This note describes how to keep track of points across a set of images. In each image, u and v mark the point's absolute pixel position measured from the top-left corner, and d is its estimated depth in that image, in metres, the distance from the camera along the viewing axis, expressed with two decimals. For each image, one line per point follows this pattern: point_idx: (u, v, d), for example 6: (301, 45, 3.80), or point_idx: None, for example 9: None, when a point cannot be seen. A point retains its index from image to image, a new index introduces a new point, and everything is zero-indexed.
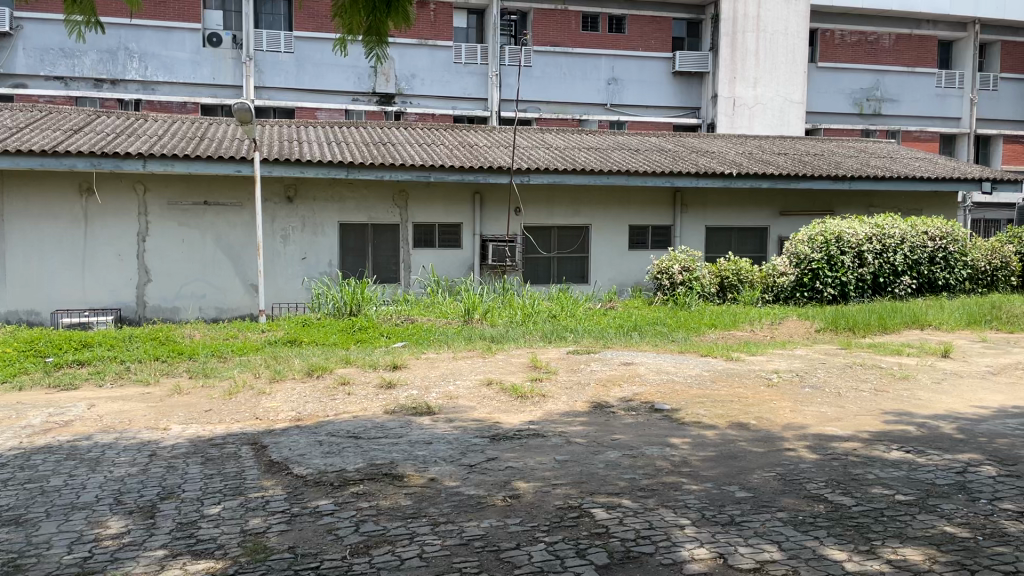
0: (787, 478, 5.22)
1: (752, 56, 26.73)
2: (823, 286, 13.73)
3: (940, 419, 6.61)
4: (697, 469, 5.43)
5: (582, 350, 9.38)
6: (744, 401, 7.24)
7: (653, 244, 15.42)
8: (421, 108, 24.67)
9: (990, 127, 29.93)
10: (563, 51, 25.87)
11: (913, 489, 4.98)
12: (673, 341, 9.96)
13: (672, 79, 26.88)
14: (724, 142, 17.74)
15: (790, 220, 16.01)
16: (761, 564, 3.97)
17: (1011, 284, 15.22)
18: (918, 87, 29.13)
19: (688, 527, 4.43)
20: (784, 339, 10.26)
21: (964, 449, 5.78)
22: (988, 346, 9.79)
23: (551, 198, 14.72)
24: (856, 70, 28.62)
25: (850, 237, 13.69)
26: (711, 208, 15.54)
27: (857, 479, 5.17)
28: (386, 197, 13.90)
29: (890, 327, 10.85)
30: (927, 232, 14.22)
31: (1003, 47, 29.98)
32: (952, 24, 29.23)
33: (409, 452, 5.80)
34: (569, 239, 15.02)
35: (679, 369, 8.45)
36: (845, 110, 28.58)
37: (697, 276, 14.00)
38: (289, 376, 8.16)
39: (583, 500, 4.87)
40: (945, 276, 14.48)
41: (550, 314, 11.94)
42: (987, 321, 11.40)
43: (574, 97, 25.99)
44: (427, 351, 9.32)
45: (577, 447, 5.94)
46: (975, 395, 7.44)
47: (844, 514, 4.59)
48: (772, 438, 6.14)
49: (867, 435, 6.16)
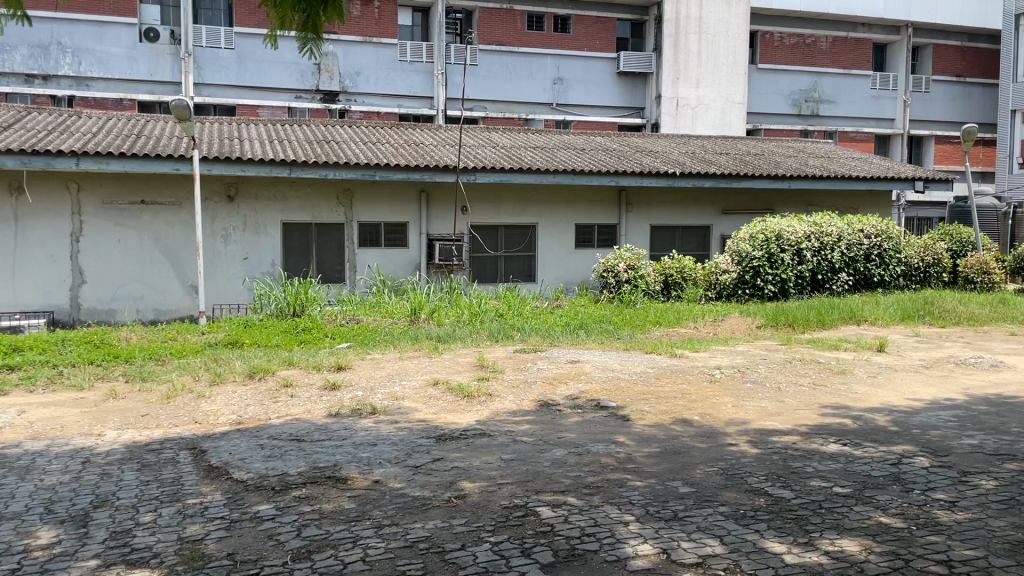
0: (729, 473, 5.30)
1: (695, 57, 27.13)
2: (764, 283, 13.99)
3: (876, 412, 6.79)
4: (642, 466, 5.48)
5: (528, 349, 9.37)
6: (688, 397, 7.32)
7: (599, 242, 15.54)
8: (366, 106, 24.44)
9: (923, 127, 30.89)
10: (508, 50, 25.88)
11: (850, 481, 5.10)
12: (619, 339, 10.05)
13: (617, 79, 27.08)
14: (667, 142, 17.94)
15: (732, 218, 16.29)
16: (703, 558, 4.01)
17: (943, 279, 15.74)
18: (854, 88, 29.92)
19: (633, 523, 4.46)
20: (726, 335, 10.42)
21: (898, 441, 5.95)
22: (921, 341, 10.11)
23: (498, 196, 14.71)
24: (795, 72, 29.23)
25: (790, 235, 14.01)
26: (656, 207, 15.71)
27: (796, 472, 5.27)
28: (330, 196, 13.72)
29: (828, 323, 11.12)
30: (863, 229, 14.64)
31: (935, 50, 30.94)
32: (885, 27, 30.12)
33: (353, 454, 5.73)
34: (516, 238, 15.02)
35: (624, 366, 8.51)
36: (785, 111, 29.16)
37: (642, 274, 14.11)
38: (229, 378, 8.00)
39: (529, 499, 4.86)
40: (880, 272, 14.88)
41: (497, 314, 11.87)
42: (920, 316, 11.74)
43: (520, 96, 26.03)
44: (373, 351, 9.24)
45: (522, 446, 5.94)
46: (909, 389, 7.66)
47: (784, 507, 4.67)
48: (715, 433, 6.22)
49: (806, 429, 6.29)
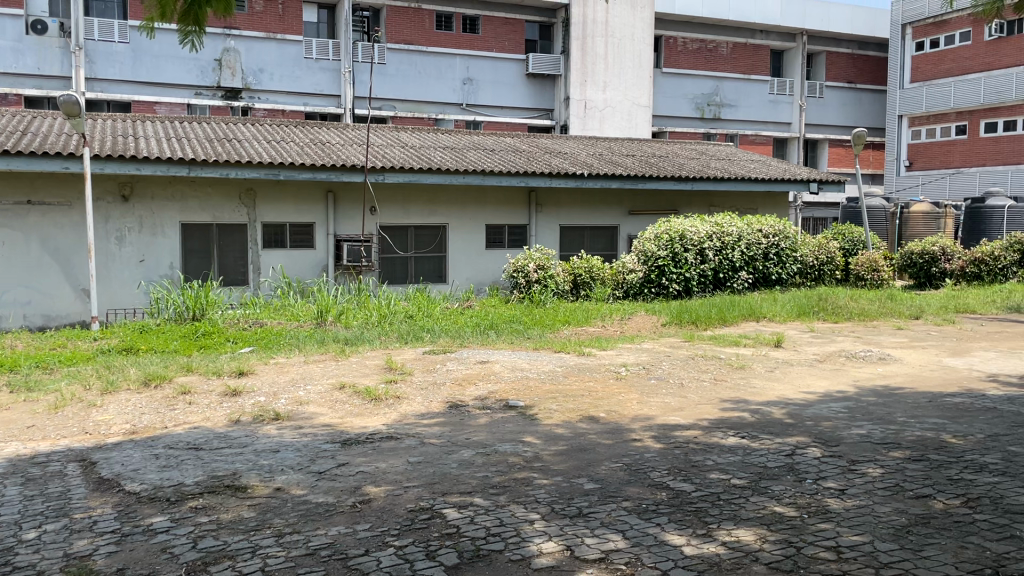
0: (633, 468, 5.39)
1: (602, 60, 27.59)
2: (669, 281, 14.33)
3: (773, 405, 7.04)
4: (548, 464, 5.51)
5: (438, 350, 9.33)
6: (594, 394, 7.44)
7: (509, 243, 15.61)
8: (270, 103, 23.94)
9: (817, 132, 32.33)
10: (416, 50, 25.71)
11: (747, 472, 5.27)
12: (529, 338, 10.12)
13: (526, 81, 27.28)
14: (575, 143, 18.17)
15: (639, 219, 16.62)
16: (606, 553, 4.06)
17: (836, 277, 16.49)
18: (753, 93, 31.03)
19: (538, 522, 4.48)
20: (633, 334, 10.62)
21: (793, 433, 6.19)
22: (815, 336, 10.55)
23: (407, 197, 14.58)
24: (697, 76, 30.09)
25: (692, 235, 14.39)
26: (564, 207, 15.89)
27: (696, 466, 5.41)
28: (232, 196, 13.32)
29: (729, 319, 11.50)
30: (761, 229, 15.18)
31: (828, 57, 32.35)
32: (782, 34, 31.31)
33: (253, 461, 5.58)
34: (426, 238, 14.92)
35: (533, 365, 8.56)
36: (689, 114, 29.96)
37: (551, 274, 14.23)
38: (123, 387, 7.65)
39: (435, 501, 4.83)
40: (778, 271, 15.45)
41: (407, 314, 11.80)
42: (814, 312, 12.26)
43: (429, 96, 25.92)
44: (277, 356, 9.00)
45: (430, 448, 5.90)
46: (804, 382, 7.98)
47: (685, 500, 4.79)
48: (620, 430, 6.33)
49: (707, 423, 6.47)
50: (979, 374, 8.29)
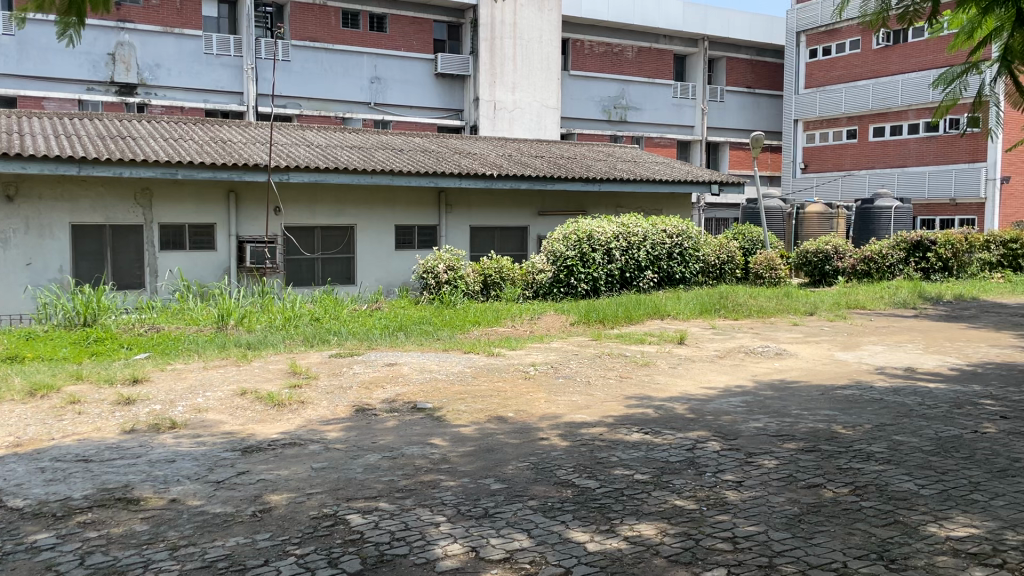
0: (539, 467, 5.43)
1: (510, 61, 27.71)
2: (577, 281, 14.50)
3: (675, 401, 7.22)
4: (456, 465, 5.50)
5: (344, 353, 9.17)
6: (502, 394, 7.47)
7: (419, 243, 15.52)
8: (168, 100, 23.12)
9: (719, 135, 33.42)
10: (322, 47, 25.23)
11: (650, 467, 5.39)
12: (439, 340, 10.06)
13: (435, 81, 27.19)
14: (484, 143, 18.21)
15: (548, 219, 16.79)
16: (510, 553, 4.08)
17: (737, 275, 17.05)
18: (658, 96, 31.82)
19: (443, 524, 4.46)
20: (541, 334, 10.69)
21: (694, 427, 6.35)
22: (716, 333, 10.88)
23: (313, 197, 14.31)
24: (604, 79, 30.59)
25: (600, 236, 14.62)
26: (474, 207, 15.89)
27: (601, 462, 5.49)
28: (126, 196, 12.78)
29: (635, 318, 11.71)
30: (665, 229, 15.55)
31: (728, 63, 33.46)
32: (685, 40, 32.22)
33: (148, 473, 5.35)
34: (333, 239, 14.66)
35: (441, 366, 8.54)
36: (596, 116, 30.42)
37: (461, 275, 14.21)
38: (6, 398, 7.22)
39: (339, 507, 4.75)
40: (682, 270, 15.87)
41: (313, 317, 11.56)
42: (716, 310, 12.62)
43: (335, 95, 25.53)
44: (174, 362, 8.67)
45: (335, 453, 5.80)
46: (705, 377, 8.23)
47: (589, 497, 4.85)
48: (528, 429, 6.37)
49: (611, 420, 6.59)
50: (868, 366, 8.71)
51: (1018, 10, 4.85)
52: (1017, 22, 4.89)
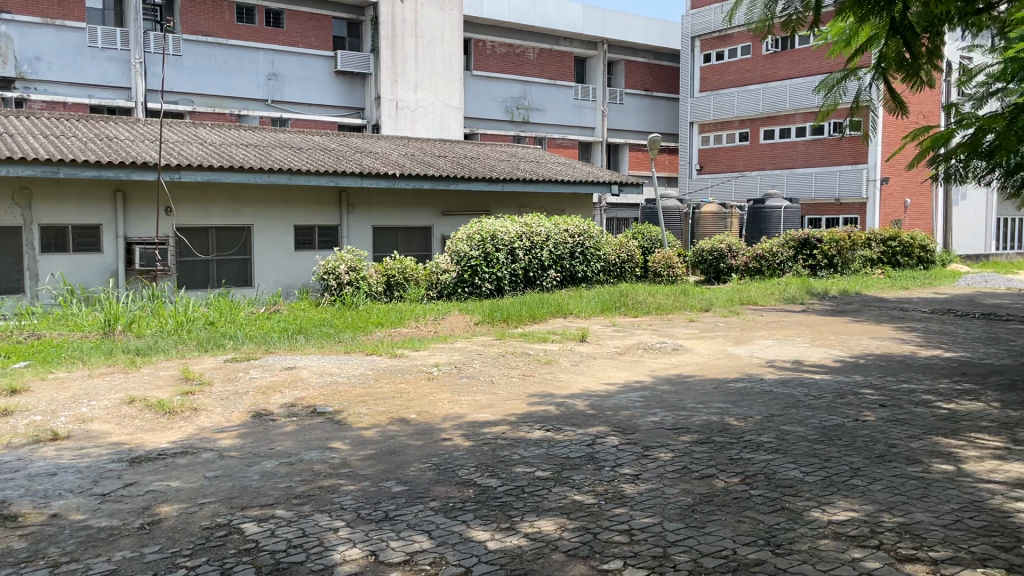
0: (441, 467, 5.42)
1: (412, 60, 27.50)
2: (481, 281, 14.53)
3: (576, 398, 7.33)
4: (356, 469, 5.42)
5: (241, 357, 8.92)
6: (404, 396, 7.41)
7: (319, 244, 15.23)
8: (49, 94, 21.90)
9: (619, 136, 34.17)
10: (215, 42, 24.43)
11: (550, 464, 5.45)
12: (340, 342, 9.91)
13: (335, 79, 26.77)
14: (386, 143, 18.04)
15: (451, 219, 16.76)
16: (410, 555, 4.05)
17: (636, 274, 17.42)
18: (559, 97, 32.25)
19: (342, 529, 4.39)
20: (445, 333, 10.67)
21: (594, 423, 6.46)
22: (616, 330, 11.12)
23: (208, 196, 13.86)
24: (506, 80, 30.78)
25: (503, 236, 14.71)
26: (376, 207, 15.70)
27: (503, 461, 5.52)
28: (3, 196, 12.05)
29: (538, 317, 11.85)
30: (567, 229, 15.79)
31: (626, 66, 34.27)
32: (585, 42, 32.81)
33: (26, 488, 5.06)
34: (229, 240, 14.21)
35: (342, 369, 8.40)
36: (499, 116, 30.57)
37: (363, 275, 13.98)
38: None
39: (233, 516, 4.61)
40: (584, 268, 16.13)
41: (207, 322, 11.16)
42: (617, 308, 12.87)
43: (231, 91, 24.77)
44: (56, 371, 8.21)
45: (230, 461, 5.62)
46: (605, 373, 8.40)
47: (490, 496, 4.87)
48: (431, 430, 6.34)
49: (514, 418, 6.63)
50: (759, 360, 9.06)
51: (891, 19, 5.21)
52: (890, 30, 5.24)
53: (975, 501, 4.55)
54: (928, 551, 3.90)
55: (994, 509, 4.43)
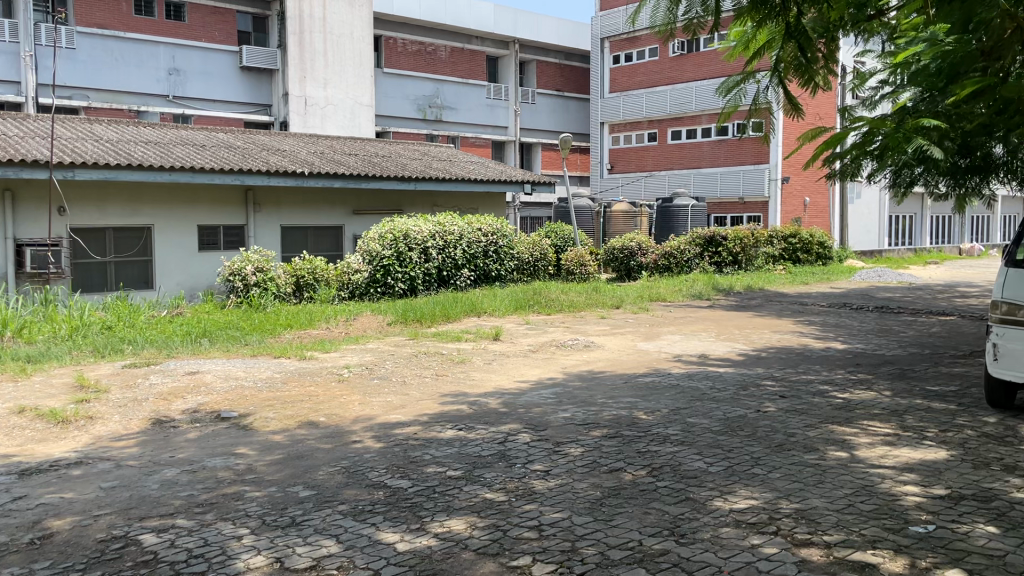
0: (351, 470, 5.33)
1: (321, 56, 27.01)
2: (394, 280, 14.42)
3: (489, 396, 7.34)
4: (261, 475, 5.28)
5: (140, 363, 8.58)
6: (314, 399, 7.26)
7: (224, 244, 14.82)
8: None
9: (531, 135, 34.47)
10: (111, 34, 23.45)
11: (462, 463, 5.44)
12: (247, 345, 9.67)
13: (240, 74, 26.08)
14: (295, 141, 17.68)
15: (362, 218, 16.54)
16: (317, 560, 3.97)
17: (550, 272, 17.56)
18: (471, 96, 32.24)
19: (246, 536, 4.28)
20: (357, 334, 10.53)
21: (506, 421, 6.49)
22: (530, 327, 11.21)
23: (105, 195, 13.28)
24: (418, 78, 30.60)
25: (416, 235, 14.63)
26: (284, 206, 15.39)
27: (414, 461, 5.48)
28: None
29: (452, 316, 11.83)
30: (481, 228, 15.81)
31: (538, 66, 34.58)
32: (496, 42, 32.93)
33: None
34: (128, 241, 13.66)
35: (249, 373, 8.17)
36: (411, 115, 30.37)
37: (271, 276, 13.65)
38: None
39: (130, 527, 4.43)
40: (497, 267, 16.19)
41: (104, 326, 10.68)
42: (530, 306, 12.95)
43: (129, 86, 23.83)
44: None
45: (128, 470, 5.40)
46: (518, 371, 8.44)
47: (401, 497, 4.82)
48: (340, 432, 6.23)
49: (426, 418, 6.59)
50: (667, 355, 9.28)
51: (788, 24, 5.35)
52: (785, 35, 5.39)
53: (867, 485, 4.78)
54: (822, 535, 4.06)
55: (884, 493, 4.66)
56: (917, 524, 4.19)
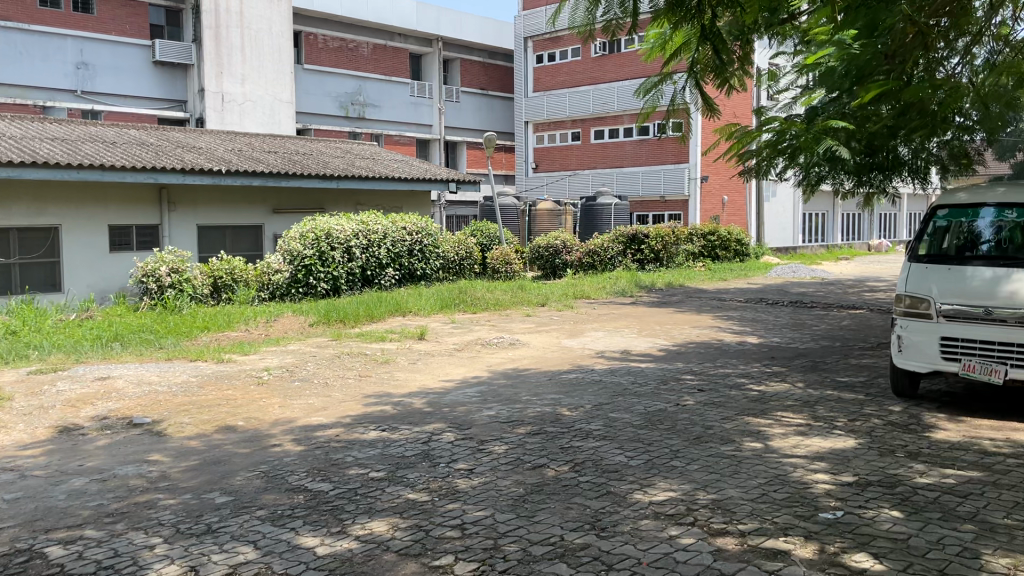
0: (269, 475, 5.22)
1: (238, 51, 26.33)
2: (316, 280, 14.17)
3: (413, 396, 7.29)
4: (176, 482, 5.13)
5: (46, 369, 8.22)
6: (232, 402, 7.08)
7: (137, 244, 14.32)
8: None
9: (456, 134, 34.42)
10: (14, 26, 22.39)
11: (385, 464, 5.39)
12: (161, 348, 9.37)
13: (153, 69, 25.30)
14: (211, 138, 17.21)
15: (283, 217, 16.23)
16: (233, 567, 3.87)
17: (475, 271, 17.56)
18: (395, 94, 31.97)
19: (159, 546, 4.14)
20: (278, 336, 10.32)
21: (430, 421, 6.45)
22: (455, 326, 11.18)
23: (8, 194, 12.62)
24: (339, 75, 30.20)
25: (338, 233, 14.43)
26: (200, 205, 14.97)
27: (336, 464, 5.41)
28: None
29: (375, 316, 11.70)
30: (405, 227, 15.71)
31: (461, 64, 34.55)
32: (419, 39, 32.74)
33: None
34: (34, 242, 13.04)
35: (163, 377, 7.91)
36: (333, 112, 29.98)
37: (187, 277, 13.25)
38: None
39: (35, 540, 4.23)
40: (422, 266, 16.09)
41: (8, 332, 10.19)
42: (456, 305, 12.92)
43: (34, 80, 22.84)
44: None
45: (32, 481, 5.16)
46: (442, 370, 8.41)
47: (321, 500, 4.75)
48: (259, 436, 6.10)
49: (348, 420, 6.51)
50: (590, 351, 9.39)
51: (702, 26, 5.37)
52: (700, 37, 5.45)
53: (780, 475, 4.93)
54: (738, 524, 4.18)
55: (796, 481, 4.82)
56: (827, 510, 4.34)
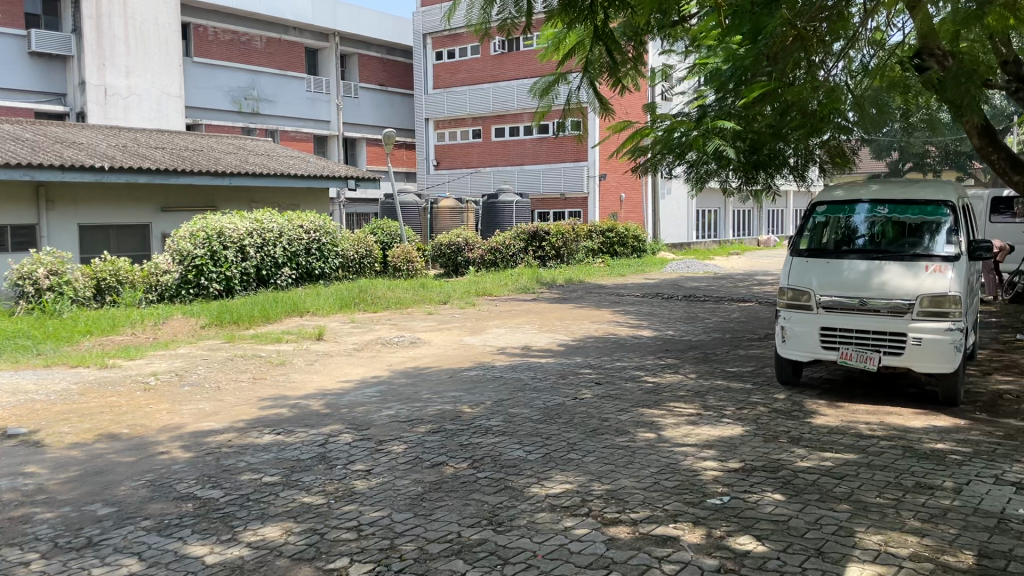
0: (156, 484, 5.02)
1: (122, 43, 25.23)
2: (208, 281, 13.71)
3: (309, 398, 7.15)
4: (54, 495, 4.87)
5: None
6: (116, 410, 6.77)
7: (13, 245, 13.49)
8: None
9: (355, 130, 33.93)
10: None
11: (278, 468, 5.27)
12: (38, 355, 8.86)
13: (29, 60, 23.91)
14: (93, 132, 16.40)
15: (171, 215, 15.61)
16: None
17: (376, 269, 17.36)
18: (290, 89, 31.24)
19: (35, 562, 3.93)
20: (167, 339, 9.93)
21: (327, 422, 6.35)
22: (354, 326, 11.03)
23: None
24: (232, 69, 29.31)
25: (231, 232, 14.02)
26: (81, 203, 14.26)
27: (226, 470, 5.25)
28: None
29: (272, 316, 11.41)
30: (302, 225, 15.42)
31: (359, 60, 34.09)
32: (315, 33, 32.07)
33: None
34: None
35: (40, 386, 7.48)
36: (225, 107, 29.12)
37: (66, 280, 12.57)
38: None
39: None
40: (320, 265, 15.80)
41: None
42: (356, 304, 12.74)
43: None
44: None
45: None
46: (340, 371, 8.27)
47: (211, 508, 4.60)
48: (145, 444, 5.85)
49: (241, 424, 6.33)
50: (490, 348, 9.43)
51: (594, 27, 5.29)
52: (592, 36, 5.32)
53: (671, 463, 5.09)
54: (630, 513, 4.28)
55: (686, 469, 4.98)
56: (714, 496, 4.51)
